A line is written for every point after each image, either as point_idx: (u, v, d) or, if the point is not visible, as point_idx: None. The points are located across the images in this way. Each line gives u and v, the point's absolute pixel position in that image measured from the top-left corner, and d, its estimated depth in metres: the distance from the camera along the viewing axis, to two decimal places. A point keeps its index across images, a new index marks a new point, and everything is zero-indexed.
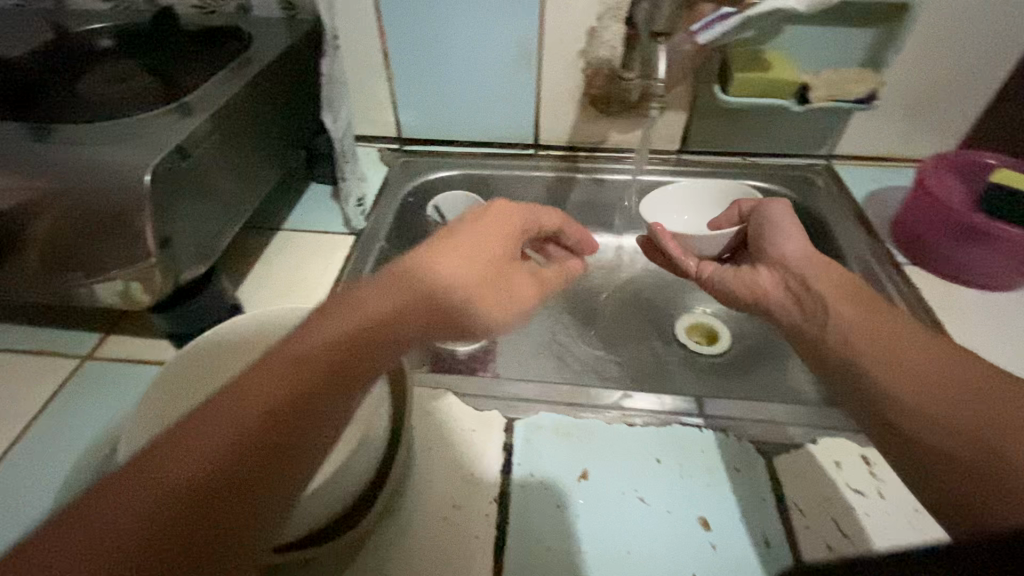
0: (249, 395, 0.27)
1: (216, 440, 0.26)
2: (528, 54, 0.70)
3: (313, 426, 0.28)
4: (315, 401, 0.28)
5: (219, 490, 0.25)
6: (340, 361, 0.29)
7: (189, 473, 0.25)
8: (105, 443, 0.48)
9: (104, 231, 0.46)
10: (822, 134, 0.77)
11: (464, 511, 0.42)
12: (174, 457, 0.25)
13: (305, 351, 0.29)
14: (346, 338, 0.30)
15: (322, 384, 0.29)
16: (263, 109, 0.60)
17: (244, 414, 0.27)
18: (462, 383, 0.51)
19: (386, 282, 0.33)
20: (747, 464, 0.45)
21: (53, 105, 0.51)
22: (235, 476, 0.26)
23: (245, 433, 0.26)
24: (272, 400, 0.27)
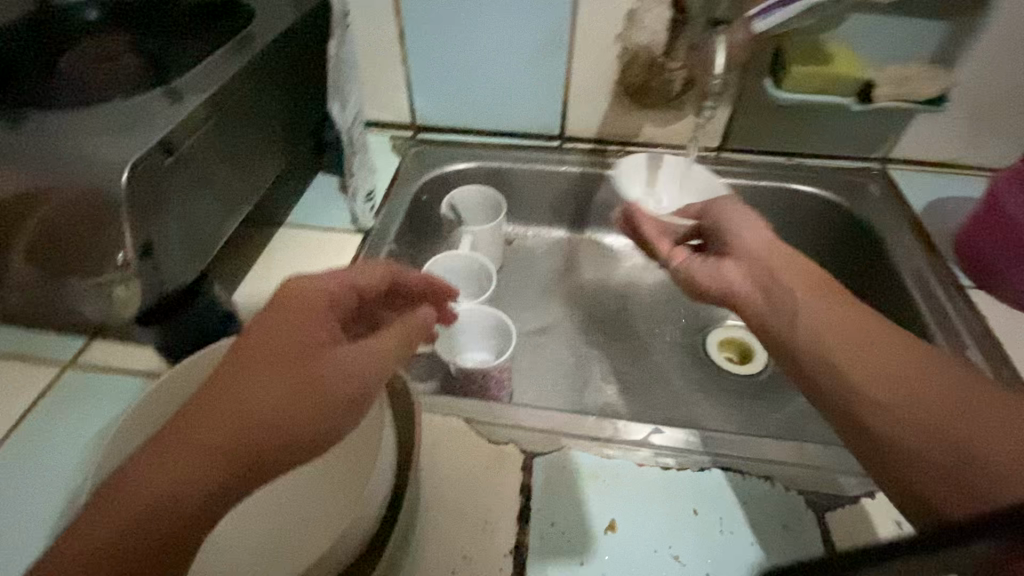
0: (187, 440, 0.28)
1: (179, 476, 0.27)
2: (559, 37, 0.63)
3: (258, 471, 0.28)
4: (256, 446, 0.28)
5: (176, 524, 0.26)
6: (293, 399, 0.29)
7: (146, 504, 0.26)
8: (86, 462, 0.44)
9: (81, 235, 0.40)
10: (879, 135, 0.69)
11: (474, 565, 0.38)
12: (132, 488, 0.26)
13: (242, 399, 0.29)
14: (281, 385, 0.29)
15: (279, 425, 0.29)
16: (263, 95, 0.54)
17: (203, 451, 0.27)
18: (476, 410, 0.46)
19: (286, 325, 0.32)
20: (795, 521, 0.40)
21: (30, 85, 0.46)
22: (192, 511, 0.27)
23: (206, 471, 0.27)
24: (235, 438, 0.28)
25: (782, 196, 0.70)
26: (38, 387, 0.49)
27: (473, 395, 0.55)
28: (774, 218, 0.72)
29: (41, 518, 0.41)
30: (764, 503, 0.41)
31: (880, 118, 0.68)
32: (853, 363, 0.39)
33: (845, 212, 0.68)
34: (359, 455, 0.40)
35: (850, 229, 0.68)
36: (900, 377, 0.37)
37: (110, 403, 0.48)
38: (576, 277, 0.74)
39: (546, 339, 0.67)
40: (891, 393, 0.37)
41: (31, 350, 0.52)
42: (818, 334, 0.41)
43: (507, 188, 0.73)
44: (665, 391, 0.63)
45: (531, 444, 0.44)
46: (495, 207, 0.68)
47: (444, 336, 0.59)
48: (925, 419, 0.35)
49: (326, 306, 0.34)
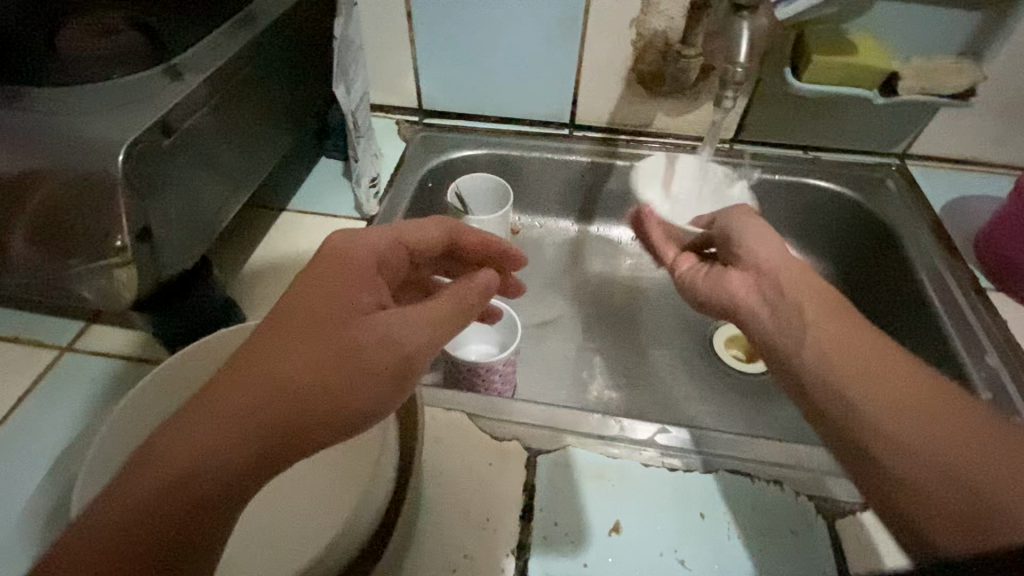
0: (233, 390, 0.26)
1: (229, 434, 0.25)
2: (573, 20, 0.61)
3: (305, 428, 0.26)
4: (303, 401, 0.27)
5: (227, 482, 0.25)
6: (349, 359, 0.28)
7: (193, 457, 0.24)
8: (82, 449, 0.43)
9: (74, 220, 0.39)
10: (900, 129, 0.67)
11: (476, 563, 0.37)
12: (178, 445, 0.24)
13: (288, 351, 0.27)
14: (324, 342, 0.28)
15: (336, 387, 0.27)
16: (266, 76, 0.52)
17: (256, 408, 0.26)
18: (479, 404, 0.45)
19: (329, 286, 0.31)
20: (804, 527, 0.39)
21: (22, 60, 0.44)
22: (242, 472, 0.25)
23: (259, 430, 0.25)
24: (289, 398, 0.26)
25: (798, 191, 0.68)
26: (35, 371, 0.48)
27: (476, 387, 0.54)
28: (787, 213, 0.70)
29: (37, 505, 0.41)
30: (773, 507, 0.40)
31: (903, 111, 0.65)
32: (853, 380, 0.38)
33: (862, 208, 0.66)
34: (359, 450, 0.39)
35: (866, 226, 0.66)
36: (903, 398, 0.36)
37: (109, 389, 0.47)
38: (583, 269, 0.72)
39: (550, 331, 0.66)
40: (889, 415, 0.36)
41: (28, 334, 0.51)
42: (829, 348, 0.40)
43: (514, 176, 0.71)
44: (671, 388, 0.62)
45: (536, 441, 0.43)
46: (502, 196, 0.66)
47: None
48: (920, 444, 0.34)
49: (367, 272, 0.33)
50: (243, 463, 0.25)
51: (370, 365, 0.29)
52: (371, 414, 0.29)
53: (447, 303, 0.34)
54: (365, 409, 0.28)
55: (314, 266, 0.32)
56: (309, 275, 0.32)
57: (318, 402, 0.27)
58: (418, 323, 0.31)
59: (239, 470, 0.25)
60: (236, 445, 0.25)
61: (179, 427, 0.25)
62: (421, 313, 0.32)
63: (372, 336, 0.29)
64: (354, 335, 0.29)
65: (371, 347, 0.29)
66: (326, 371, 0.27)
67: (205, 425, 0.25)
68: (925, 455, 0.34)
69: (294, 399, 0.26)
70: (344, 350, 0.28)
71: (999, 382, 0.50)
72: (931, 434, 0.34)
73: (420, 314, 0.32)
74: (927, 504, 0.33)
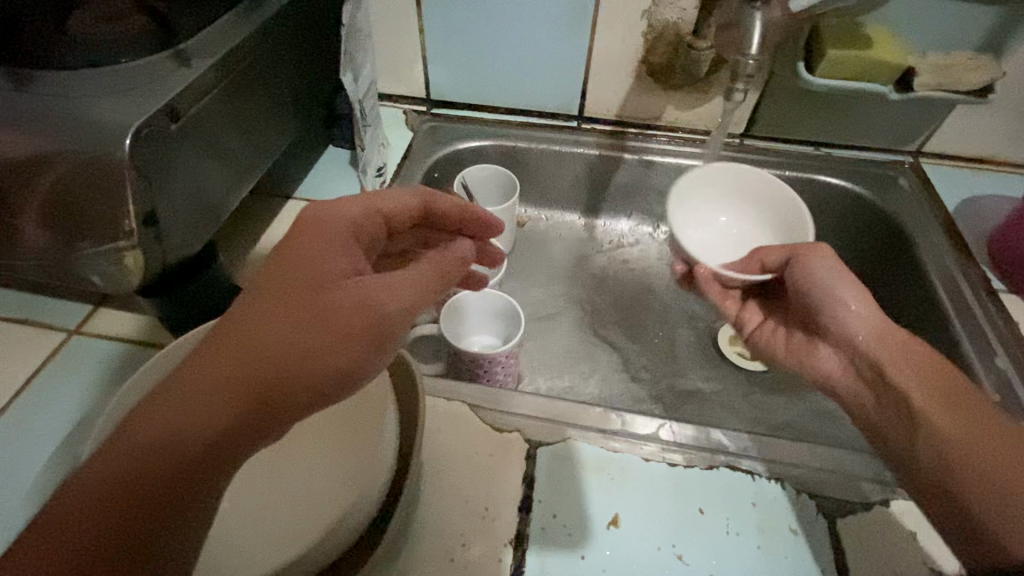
0: (206, 362, 0.26)
1: (194, 413, 0.25)
2: (584, 10, 0.60)
3: (280, 398, 0.27)
4: (279, 370, 0.27)
5: (196, 462, 0.25)
6: (320, 330, 0.28)
7: (166, 428, 0.24)
8: (87, 431, 0.44)
9: (79, 201, 0.39)
10: (915, 126, 0.66)
11: (473, 552, 0.37)
12: (143, 429, 0.24)
13: (260, 321, 0.27)
14: (297, 313, 0.28)
15: (305, 360, 0.27)
16: (274, 63, 0.52)
17: (221, 388, 0.26)
18: (481, 395, 0.45)
19: (299, 258, 0.31)
20: (804, 525, 0.39)
21: (30, 43, 0.44)
22: (210, 450, 0.25)
23: (227, 409, 0.25)
24: (255, 376, 0.26)
25: (808, 187, 0.67)
26: (42, 354, 0.49)
27: (479, 379, 0.54)
28: None
29: (42, 484, 0.41)
30: (773, 505, 0.40)
31: (919, 107, 0.64)
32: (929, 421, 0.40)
33: (873, 207, 0.65)
34: (363, 428, 0.39)
35: (877, 224, 0.65)
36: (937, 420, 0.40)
37: (114, 373, 0.48)
38: (589, 264, 0.72)
39: (555, 325, 0.66)
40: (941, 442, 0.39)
41: (36, 317, 0.51)
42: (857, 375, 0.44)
43: (522, 168, 0.71)
44: (675, 384, 0.62)
45: (537, 433, 0.43)
46: (509, 188, 0.66)
47: (453, 321, 0.57)
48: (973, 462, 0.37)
49: (338, 243, 0.33)
50: (210, 443, 0.25)
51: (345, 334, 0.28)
52: (346, 384, 0.29)
53: (425, 273, 0.34)
54: (338, 380, 0.28)
55: (284, 238, 0.32)
56: (280, 247, 0.31)
57: (286, 377, 0.27)
58: (393, 291, 0.31)
59: (209, 449, 0.25)
60: (209, 415, 0.25)
61: (151, 403, 0.25)
62: (397, 280, 0.32)
63: (341, 307, 0.29)
64: (322, 308, 0.29)
65: (343, 318, 0.29)
66: (293, 344, 0.27)
67: (172, 407, 0.25)
68: (997, 484, 0.36)
69: (260, 375, 0.26)
70: (310, 321, 0.28)
71: (1009, 385, 0.49)
72: (993, 464, 0.37)
73: (394, 281, 0.32)
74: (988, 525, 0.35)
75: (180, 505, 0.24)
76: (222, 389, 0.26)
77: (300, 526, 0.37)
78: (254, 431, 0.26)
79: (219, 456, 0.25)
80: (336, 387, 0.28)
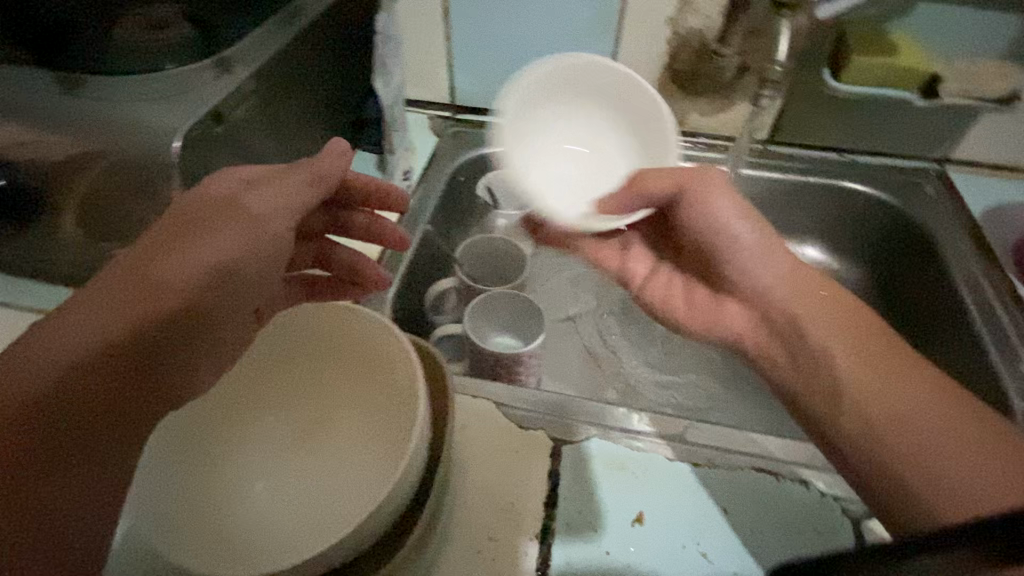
0: (82, 320, 0.29)
1: (54, 351, 0.28)
2: (609, 18, 0.62)
3: (148, 357, 0.29)
4: (144, 330, 0.29)
5: (70, 393, 0.27)
6: (194, 294, 0.31)
7: (48, 380, 0.27)
8: None
9: (134, 194, 0.42)
10: (940, 133, 0.66)
11: (501, 546, 0.38)
12: (23, 380, 0.27)
13: (148, 283, 0.30)
14: (179, 281, 0.30)
15: (145, 293, 0.30)
16: (310, 69, 0.54)
17: (70, 330, 0.28)
18: (506, 393, 0.46)
19: (179, 227, 0.32)
20: (829, 527, 0.39)
21: (81, 50, 0.46)
22: (80, 379, 0.28)
23: (86, 340, 0.28)
24: (102, 312, 0.29)
25: (831, 193, 0.67)
26: None
27: (501, 378, 0.55)
28: (819, 215, 0.69)
29: None
30: (798, 505, 0.40)
31: (944, 114, 0.64)
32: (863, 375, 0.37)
33: (897, 213, 0.65)
34: (374, 405, 0.41)
35: (900, 230, 0.65)
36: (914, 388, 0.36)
37: None
38: None
39: (576, 327, 0.67)
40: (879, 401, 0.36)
41: None
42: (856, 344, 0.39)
43: None
44: (694, 387, 0.62)
45: (561, 432, 0.44)
46: None
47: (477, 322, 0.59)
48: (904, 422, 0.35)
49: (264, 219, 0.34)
50: (80, 370, 0.28)
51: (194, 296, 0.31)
52: (202, 307, 0.31)
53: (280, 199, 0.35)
54: (194, 302, 0.31)
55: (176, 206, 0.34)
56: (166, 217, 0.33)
57: (136, 307, 0.29)
58: (225, 219, 0.33)
59: (78, 379, 0.27)
60: (82, 368, 0.28)
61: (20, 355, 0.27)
62: (238, 207, 0.34)
63: (161, 249, 0.31)
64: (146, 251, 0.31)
65: (166, 254, 0.31)
66: (128, 283, 0.30)
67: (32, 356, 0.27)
68: (940, 447, 0.33)
69: (119, 309, 0.29)
70: (124, 269, 0.30)
71: None
72: (938, 424, 0.34)
73: (224, 218, 0.33)
74: (924, 475, 0.33)
75: (59, 433, 0.27)
76: (65, 332, 0.28)
77: (336, 510, 0.39)
78: (126, 359, 0.29)
79: (93, 382, 0.28)
80: (186, 309, 0.30)
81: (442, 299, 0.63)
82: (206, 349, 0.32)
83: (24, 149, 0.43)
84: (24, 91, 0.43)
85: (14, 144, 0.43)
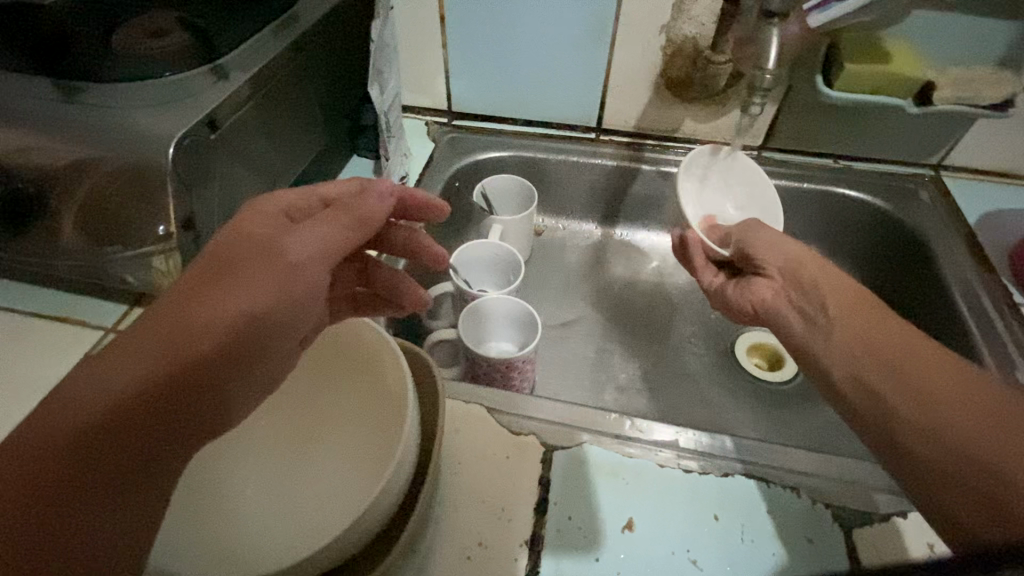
0: (149, 341, 0.26)
1: (61, 427, 0.24)
2: (604, 25, 0.62)
3: (213, 388, 0.27)
4: (216, 360, 0.27)
5: (90, 472, 0.24)
6: (262, 323, 0.28)
7: (110, 405, 0.24)
8: None
9: (126, 200, 0.43)
10: (935, 139, 0.66)
11: (490, 551, 0.38)
12: (87, 403, 0.24)
13: (216, 310, 0.27)
14: (250, 309, 0.28)
15: (172, 346, 0.26)
16: (306, 77, 0.54)
17: (84, 396, 0.24)
18: (498, 399, 0.46)
19: (253, 244, 0.29)
20: (820, 534, 0.39)
21: (80, 58, 0.47)
22: (99, 456, 0.24)
23: (102, 408, 0.24)
24: (122, 372, 0.25)
25: (826, 200, 0.67)
26: (81, 350, 0.51)
27: (495, 383, 0.55)
28: (815, 222, 0.69)
29: None
30: (790, 514, 0.40)
31: (938, 121, 0.64)
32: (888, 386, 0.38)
33: (892, 220, 0.65)
34: (363, 407, 0.42)
35: (897, 237, 0.65)
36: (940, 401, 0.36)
37: None
38: (605, 272, 0.73)
39: (572, 332, 0.67)
40: (935, 424, 0.36)
41: (76, 314, 0.53)
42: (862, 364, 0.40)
43: (540, 178, 0.72)
44: (691, 394, 0.62)
45: (553, 437, 0.44)
46: (527, 197, 0.68)
47: (472, 325, 0.59)
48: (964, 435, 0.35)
49: (332, 240, 0.31)
50: (99, 443, 0.24)
51: (266, 327, 0.28)
52: (233, 356, 0.27)
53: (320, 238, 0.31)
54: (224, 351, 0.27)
55: (237, 221, 0.31)
56: (230, 230, 0.30)
57: (163, 364, 0.26)
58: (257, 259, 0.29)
59: (95, 453, 0.24)
60: (147, 395, 0.25)
61: (87, 375, 0.25)
62: (276, 251, 0.29)
63: (189, 297, 0.27)
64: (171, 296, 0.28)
65: (192, 303, 0.27)
66: (149, 337, 0.26)
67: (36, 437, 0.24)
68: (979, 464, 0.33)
69: (142, 368, 0.25)
70: (147, 321, 0.27)
71: None
72: (985, 443, 0.34)
73: (294, 239, 0.30)
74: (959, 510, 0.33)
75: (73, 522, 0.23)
76: (78, 399, 0.24)
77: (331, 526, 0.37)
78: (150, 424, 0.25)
79: (112, 456, 0.24)
80: (218, 360, 0.27)
81: (438, 304, 0.65)
82: (240, 400, 0.29)
83: (21, 155, 0.43)
84: (21, 99, 0.43)
85: (10, 150, 0.43)
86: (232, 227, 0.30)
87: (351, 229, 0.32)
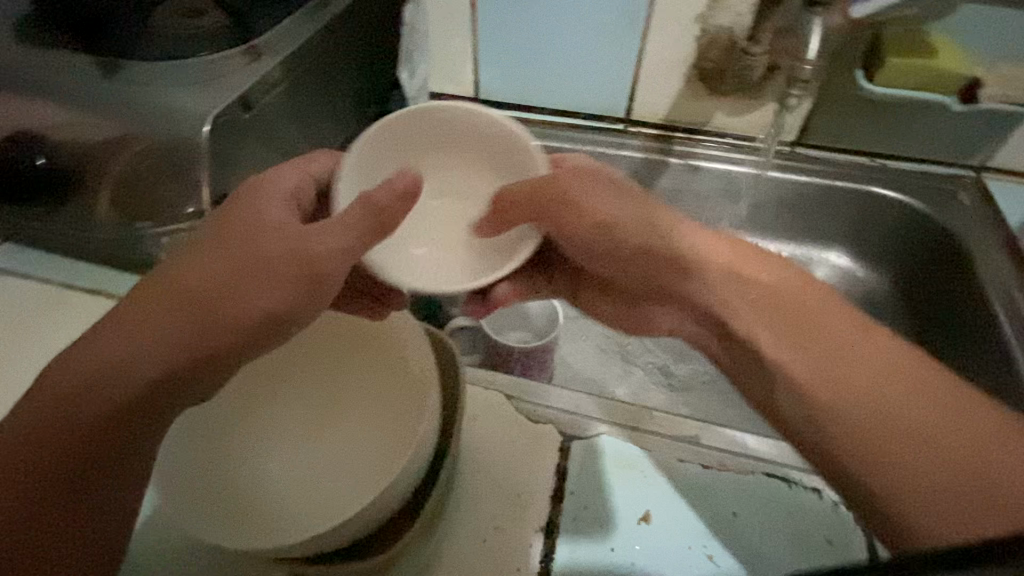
0: (145, 325, 0.31)
1: (78, 392, 0.30)
2: (637, 14, 0.61)
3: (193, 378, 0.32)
4: (196, 353, 0.31)
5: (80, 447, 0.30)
6: (245, 323, 0.32)
7: (109, 382, 0.30)
8: None
9: (159, 177, 0.43)
10: (979, 140, 0.63)
11: (505, 536, 0.38)
12: (91, 375, 0.30)
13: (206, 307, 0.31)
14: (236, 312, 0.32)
15: (156, 346, 0.31)
16: (336, 60, 0.55)
17: (95, 366, 0.30)
18: (517, 386, 0.46)
19: (261, 241, 0.33)
20: (841, 535, 0.39)
21: (120, 36, 0.48)
22: (96, 428, 0.30)
23: (109, 379, 0.30)
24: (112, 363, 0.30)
25: (859, 198, 0.66)
26: None
27: (514, 371, 0.55)
28: (845, 222, 0.68)
29: None
30: (811, 513, 0.40)
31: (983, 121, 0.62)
32: (837, 407, 0.37)
33: (929, 221, 0.63)
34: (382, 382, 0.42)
35: (933, 239, 0.63)
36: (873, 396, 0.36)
37: None
38: None
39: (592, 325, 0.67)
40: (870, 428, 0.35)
41: (109, 288, 0.55)
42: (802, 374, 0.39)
43: None
44: (711, 391, 0.61)
45: (571, 427, 0.44)
46: None
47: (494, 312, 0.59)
48: (892, 428, 0.35)
49: (321, 251, 0.33)
50: (99, 418, 0.30)
51: (252, 328, 0.32)
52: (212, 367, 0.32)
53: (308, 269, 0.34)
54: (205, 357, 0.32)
55: (248, 216, 0.34)
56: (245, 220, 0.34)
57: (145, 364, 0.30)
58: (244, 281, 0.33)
59: (94, 422, 0.30)
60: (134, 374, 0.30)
61: (98, 344, 0.31)
62: (279, 255, 0.32)
63: (179, 294, 0.31)
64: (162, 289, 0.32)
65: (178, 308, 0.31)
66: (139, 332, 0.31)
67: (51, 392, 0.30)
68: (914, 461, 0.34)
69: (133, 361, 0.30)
70: (141, 308, 0.31)
71: None
72: (915, 428, 0.34)
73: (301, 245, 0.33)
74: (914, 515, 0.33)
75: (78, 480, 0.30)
76: (92, 366, 0.30)
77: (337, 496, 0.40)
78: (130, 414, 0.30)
79: (110, 423, 0.30)
80: (191, 369, 0.31)
81: None
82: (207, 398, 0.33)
83: (64, 131, 0.45)
84: (64, 75, 0.44)
85: (54, 125, 0.45)
86: (246, 218, 0.34)
87: (352, 237, 0.33)
